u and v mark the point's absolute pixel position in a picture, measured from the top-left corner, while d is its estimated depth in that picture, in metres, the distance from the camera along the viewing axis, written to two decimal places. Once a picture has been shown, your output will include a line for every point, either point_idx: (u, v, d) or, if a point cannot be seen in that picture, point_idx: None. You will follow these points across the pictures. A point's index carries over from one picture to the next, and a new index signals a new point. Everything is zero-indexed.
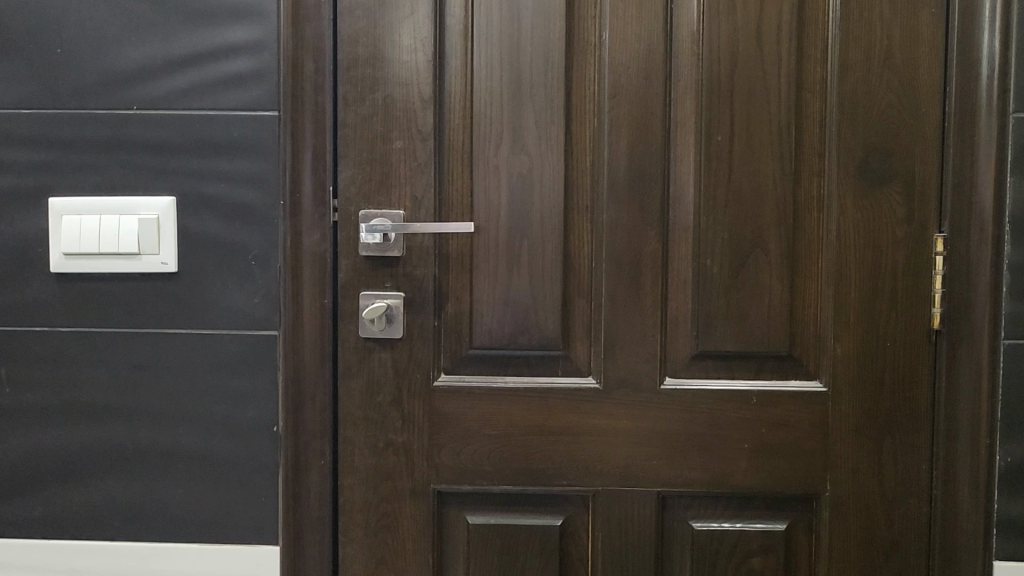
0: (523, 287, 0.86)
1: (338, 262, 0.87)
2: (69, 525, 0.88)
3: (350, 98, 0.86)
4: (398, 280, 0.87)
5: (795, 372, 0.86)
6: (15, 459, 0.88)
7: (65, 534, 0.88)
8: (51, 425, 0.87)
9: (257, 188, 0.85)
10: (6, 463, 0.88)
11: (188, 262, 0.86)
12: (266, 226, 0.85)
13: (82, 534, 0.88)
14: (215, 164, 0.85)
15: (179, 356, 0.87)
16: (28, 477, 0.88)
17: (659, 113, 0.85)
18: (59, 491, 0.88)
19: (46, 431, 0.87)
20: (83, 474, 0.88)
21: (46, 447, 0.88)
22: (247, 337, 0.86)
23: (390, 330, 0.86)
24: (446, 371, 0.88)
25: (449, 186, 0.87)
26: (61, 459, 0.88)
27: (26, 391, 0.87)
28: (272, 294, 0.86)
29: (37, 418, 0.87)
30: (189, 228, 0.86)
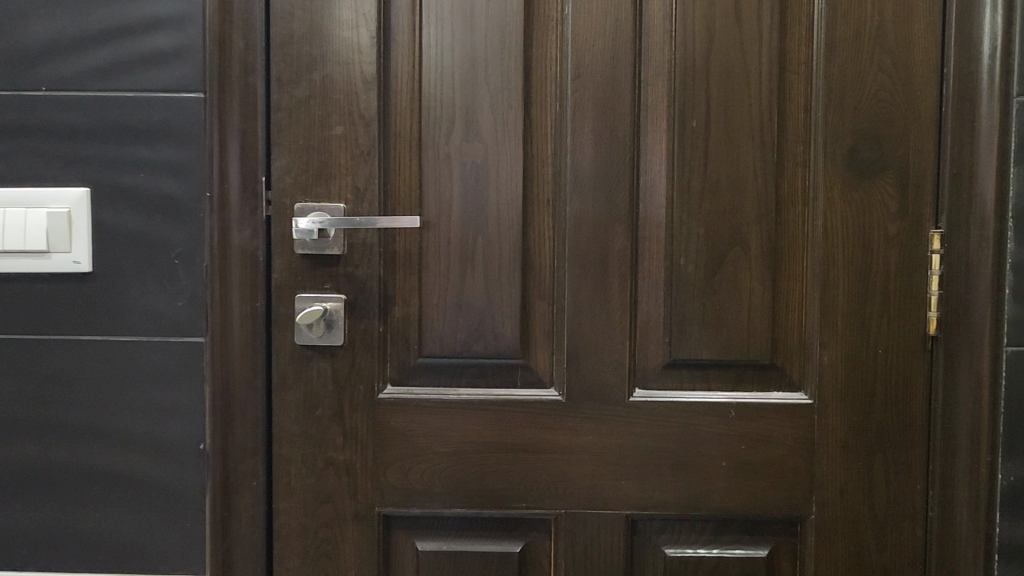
0: (478, 289, 0.78)
1: (272, 261, 0.79)
2: None
3: (285, 78, 0.78)
4: (339, 281, 0.78)
5: (776, 383, 0.78)
6: None
7: None
8: None
9: (180, 179, 0.76)
10: None
11: (104, 260, 0.77)
12: (191, 221, 0.76)
13: None
14: (135, 151, 0.76)
15: (95, 366, 0.78)
16: None
17: (628, 96, 0.76)
18: None
19: None
20: None
21: None
22: (171, 345, 0.77)
23: (330, 337, 0.78)
24: (393, 382, 0.79)
25: (396, 176, 0.78)
26: None
27: None
28: (198, 297, 0.77)
29: None
30: (104, 223, 0.77)
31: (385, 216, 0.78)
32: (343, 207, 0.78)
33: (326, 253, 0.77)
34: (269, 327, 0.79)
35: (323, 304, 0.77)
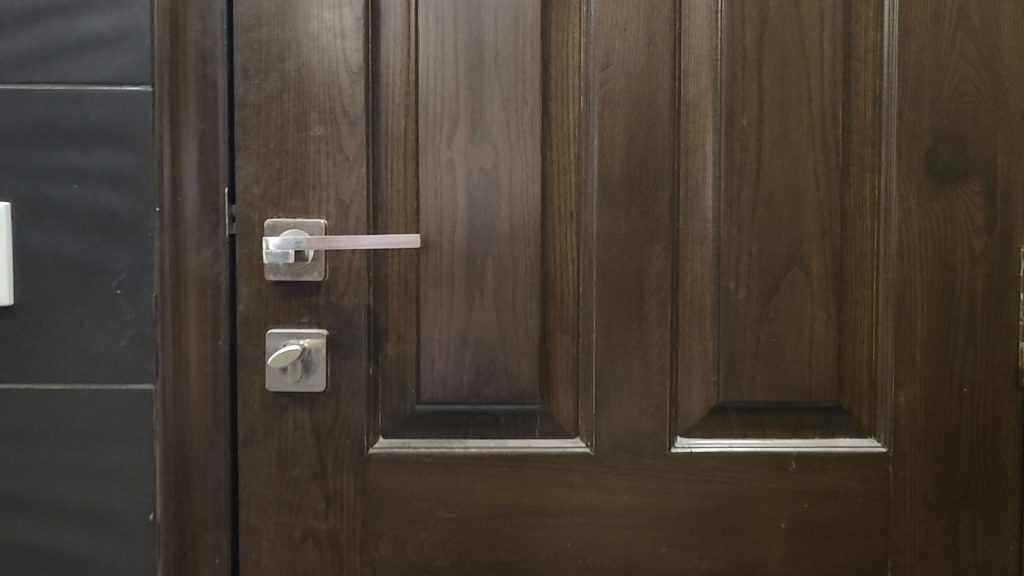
0: (488, 321, 0.65)
1: (237, 290, 0.65)
2: None
3: (251, 68, 0.64)
4: (319, 313, 0.64)
5: (843, 429, 0.66)
6: None
7: None
8: None
9: (123, 190, 0.62)
10: None
11: (28, 291, 0.63)
12: (136, 242, 0.62)
13: None
14: (66, 157, 0.62)
15: (17, 421, 0.63)
16: None
17: (666, 89, 0.64)
18: None
19: None
20: None
21: None
22: (112, 394, 0.63)
23: (310, 381, 0.64)
24: (386, 435, 0.66)
25: (387, 186, 0.65)
26: None
27: None
28: (146, 335, 0.62)
29: None
30: (28, 245, 0.62)
31: (374, 234, 0.65)
32: (324, 223, 0.64)
33: (304, 279, 0.64)
34: (233, 370, 0.65)
35: (299, 341, 0.64)
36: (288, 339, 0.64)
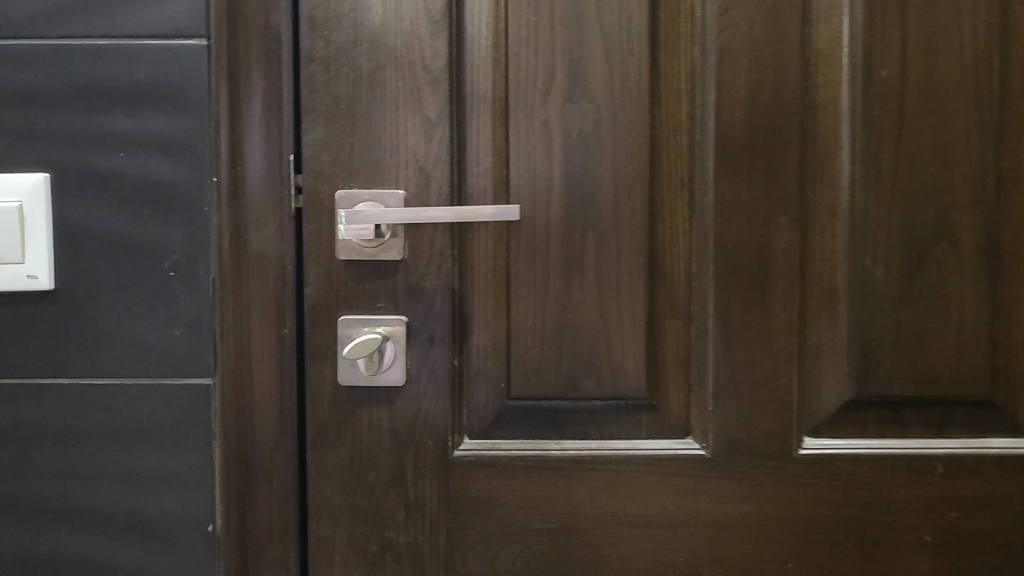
0: (589, 305, 0.57)
1: (303, 271, 0.58)
2: None
3: (319, 18, 0.56)
4: (397, 297, 0.57)
5: (995, 427, 0.58)
6: None
7: None
8: None
9: (176, 159, 0.55)
10: None
11: (71, 274, 0.56)
12: (191, 218, 0.55)
13: None
14: (111, 123, 0.55)
15: (60, 420, 0.57)
16: None
17: (794, 36, 0.56)
18: None
19: None
20: None
21: None
22: (164, 388, 0.56)
23: (388, 375, 0.56)
24: (472, 435, 0.58)
25: (472, 152, 0.57)
26: None
27: None
28: (202, 322, 0.55)
29: None
30: (71, 221, 0.56)
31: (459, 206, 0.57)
32: (402, 194, 0.56)
33: (381, 258, 0.56)
34: (301, 362, 0.58)
35: (376, 328, 0.57)
36: (362, 327, 0.57)
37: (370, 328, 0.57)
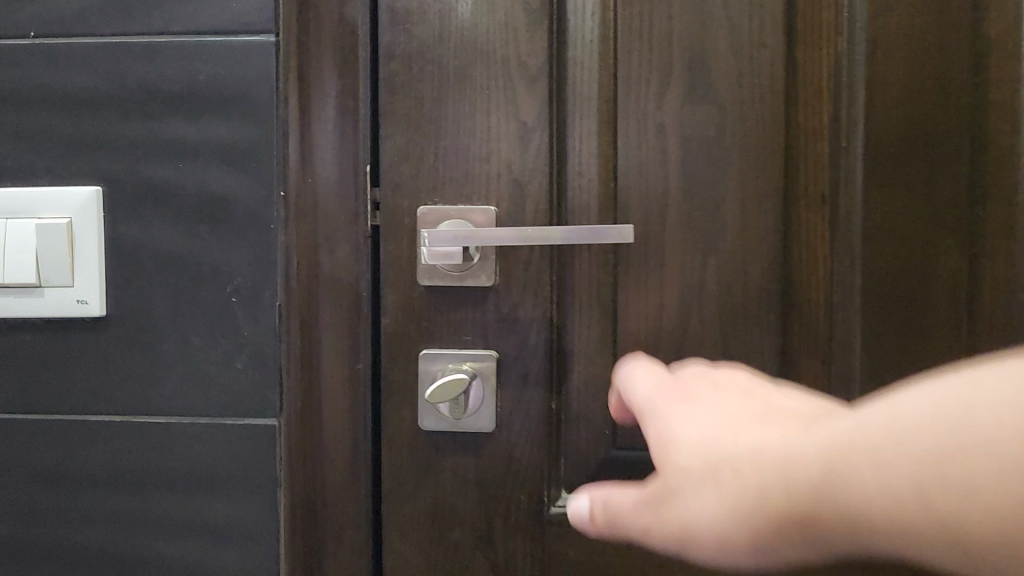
0: (709, 341, 0.49)
1: (380, 299, 0.50)
2: None
3: (401, 7, 0.49)
4: (486, 329, 0.49)
5: None
6: None
7: None
8: None
9: (241, 170, 0.49)
10: None
11: (124, 298, 0.50)
12: (256, 237, 0.49)
13: None
14: (169, 130, 0.49)
15: (112, 461, 0.51)
16: None
17: (963, 21, 0.46)
18: None
19: None
20: None
21: None
22: (224, 429, 0.50)
23: (477, 419, 0.49)
24: (571, 488, 0.51)
25: (575, 161, 0.49)
26: None
27: None
28: (267, 355, 0.49)
29: None
30: (125, 239, 0.50)
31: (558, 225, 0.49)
32: (494, 211, 0.49)
33: (470, 284, 0.49)
34: (377, 400, 0.51)
35: (463, 364, 0.49)
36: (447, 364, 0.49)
37: (455, 364, 0.49)
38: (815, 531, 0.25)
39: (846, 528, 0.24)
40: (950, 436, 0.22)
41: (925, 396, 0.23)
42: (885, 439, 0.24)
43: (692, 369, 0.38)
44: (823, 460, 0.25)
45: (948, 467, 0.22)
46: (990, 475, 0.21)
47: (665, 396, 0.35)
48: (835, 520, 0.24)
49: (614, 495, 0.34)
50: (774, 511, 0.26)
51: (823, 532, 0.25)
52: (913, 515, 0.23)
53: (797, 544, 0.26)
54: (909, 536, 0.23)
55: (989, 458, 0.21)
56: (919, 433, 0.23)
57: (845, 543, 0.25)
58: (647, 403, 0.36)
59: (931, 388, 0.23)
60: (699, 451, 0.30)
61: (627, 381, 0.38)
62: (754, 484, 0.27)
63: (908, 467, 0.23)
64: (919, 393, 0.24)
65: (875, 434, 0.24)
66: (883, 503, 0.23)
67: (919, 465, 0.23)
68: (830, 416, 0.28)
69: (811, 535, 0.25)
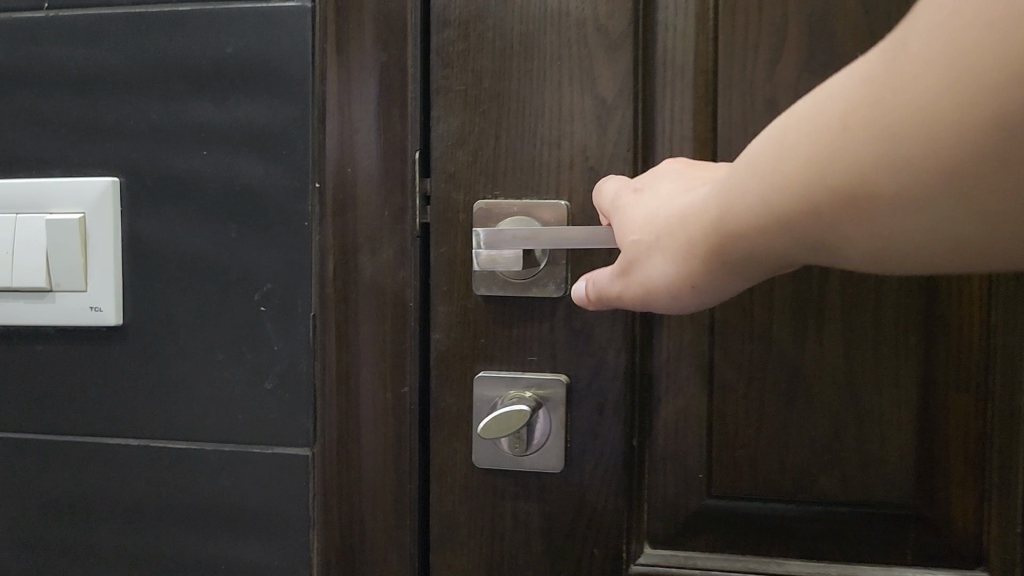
0: (826, 387, 0.39)
1: (430, 310, 0.43)
2: None
3: None
4: (555, 349, 0.41)
5: None
6: None
7: None
8: None
9: (271, 158, 0.42)
10: None
11: (142, 306, 0.44)
12: (287, 237, 0.42)
13: None
14: (192, 112, 0.43)
15: (129, 490, 0.45)
16: None
17: None
18: None
19: None
20: None
21: None
22: (250, 460, 0.43)
23: (542, 457, 0.41)
24: (656, 542, 0.42)
25: (664, 147, 0.41)
26: None
27: None
28: (299, 373, 0.42)
29: None
30: (143, 238, 0.44)
31: None
32: (565, 205, 0.41)
33: (535, 295, 0.41)
34: (426, 431, 0.44)
35: (526, 391, 0.41)
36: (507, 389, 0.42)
37: (516, 390, 0.41)
38: (722, 241, 0.27)
39: (752, 230, 0.26)
40: (825, 110, 0.22)
41: (825, 89, 0.23)
42: (773, 151, 0.24)
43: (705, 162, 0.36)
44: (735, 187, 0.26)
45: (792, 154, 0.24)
46: (856, 139, 0.21)
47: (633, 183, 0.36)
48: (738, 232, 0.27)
49: (600, 274, 0.35)
50: (696, 244, 0.29)
51: (734, 244, 0.27)
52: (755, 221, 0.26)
53: (721, 254, 0.28)
54: (798, 207, 0.24)
55: (851, 119, 0.22)
56: (799, 130, 0.23)
57: (746, 247, 0.27)
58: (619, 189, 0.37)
59: (820, 86, 0.23)
60: (649, 223, 0.32)
61: (607, 186, 0.38)
62: (687, 230, 0.29)
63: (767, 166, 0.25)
64: (807, 96, 0.24)
65: (768, 146, 0.25)
66: (768, 203, 0.25)
67: (790, 159, 0.24)
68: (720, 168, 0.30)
69: (721, 247, 0.28)
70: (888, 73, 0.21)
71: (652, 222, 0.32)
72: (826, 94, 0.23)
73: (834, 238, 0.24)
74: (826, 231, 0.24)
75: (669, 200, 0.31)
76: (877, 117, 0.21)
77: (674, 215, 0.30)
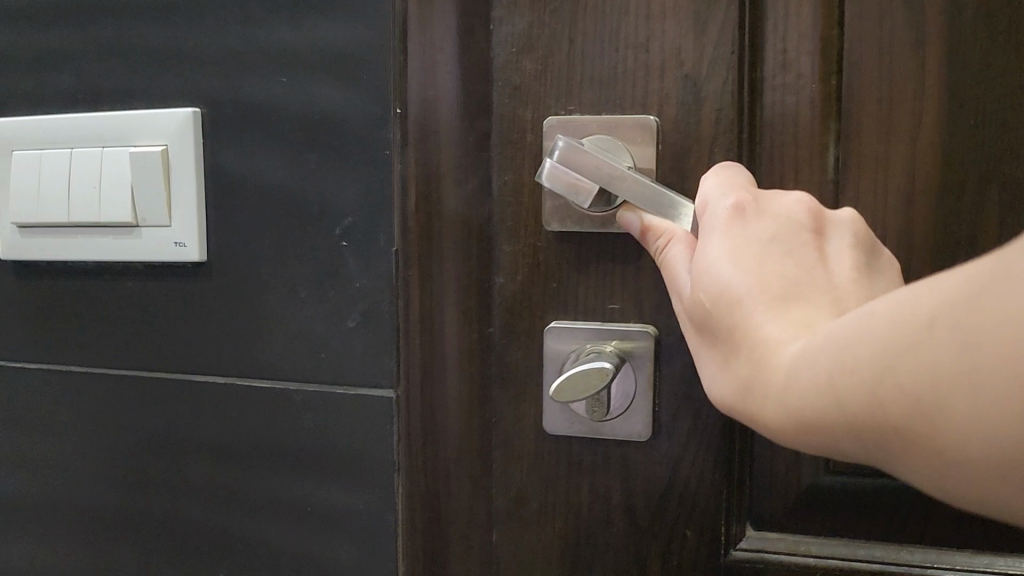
0: None
1: (514, 241, 0.41)
2: None
3: None
4: (640, 278, 0.40)
5: None
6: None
7: None
8: (45, 529, 0.50)
9: (349, 82, 0.39)
10: None
11: (224, 241, 0.43)
12: (369, 166, 0.39)
13: None
14: (268, 37, 0.41)
15: (215, 429, 0.44)
16: None
17: None
18: None
19: (40, 538, 0.50)
20: None
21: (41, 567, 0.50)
22: (333, 400, 0.42)
23: (626, 415, 0.40)
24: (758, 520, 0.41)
25: (776, 49, 0.38)
26: None
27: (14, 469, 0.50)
28: (382, 312, 0.40)
29: (27, 514, 0.50)
30: (223, 170, 0.42)
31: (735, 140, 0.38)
32: (654, 120, 0.39)
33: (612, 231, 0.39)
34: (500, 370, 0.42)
35: (608, 344, 0.40)
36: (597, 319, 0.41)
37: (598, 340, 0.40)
38: (768, 401, 0.24)
39: (803, 413, 0.22)
40: (913, 302, 0.20)
41: (926, 284, 0.20)
42: (852, 334, 0.21)
43: (824, 218, 0.30)
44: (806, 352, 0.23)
45: (878, 330, 0.21)
46: (940, 348, 0.19)
47: (729, 200, 0.30)
48: (783, 406, 0.23)
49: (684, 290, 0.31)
50: (748, 382, 0.25)
51: (784, 425, 0.23)
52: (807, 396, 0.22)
53: (763, 409, 0.24)
54: (858, 407, 0.21)
55: (938, 325, 0.19)
56: (893, 308, 0.20)
57: (787, 424, 0.23)
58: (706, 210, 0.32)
59: (924, 279, 0.20)
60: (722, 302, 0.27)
61: (709, 183, 0.33)
62: (747, 360, 0.25)
63: (846, 331, 0.22)
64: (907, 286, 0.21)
65: (846, 329, 0.22)
66: (827, 392, 0.22)
67: (863, 348, 0.21)
68: (806, 283, 0.26)
69: (765, 405, 0.24)
70: (990, 280, 0.18)
71: (720, 298, 0.27)
72: (923, 295, 0.20)
73: (892, 463, 0.21)
74: (877, 447, 0.21)
75: (750, 278, 0.26)
76: (966, 328, 0.18)
77: (744, 318, 0.26)
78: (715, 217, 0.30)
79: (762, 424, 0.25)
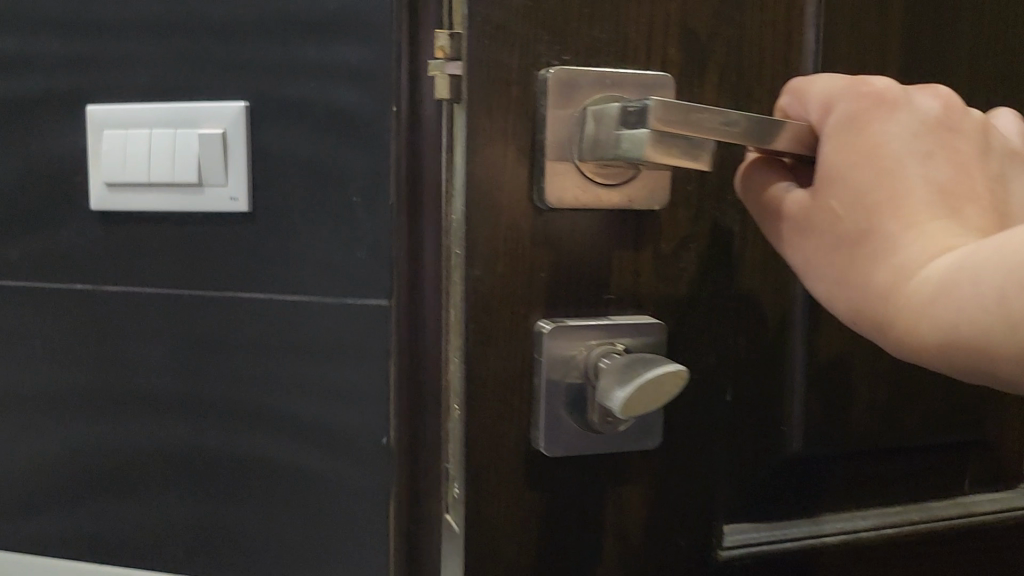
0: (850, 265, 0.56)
1: (529, 203, 0.47)
2: (136, 541, 0.68)
3: None
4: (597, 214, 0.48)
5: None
6: (77, 452, 0.68)
7: (131, 554, 0.68)
8: (113, 410, 0.67)
9: (361, 87, 0.57)
10: (68, 455, 0.69)
11: (265, 198, 0.60)
12: (374, 146, 0.57)
13: (148, 554, 0.68)
14: (303, 53, 0.58)
15: (255, 330, 0.62)
16: (91, 474, 0.68)
17: None
18: (123, 495, 0.68)
19: (110, 419, 0.67)
20: (149, 477, 0.67)
21: (110, 441, 0.67)
22: (345, 309, 0.59)
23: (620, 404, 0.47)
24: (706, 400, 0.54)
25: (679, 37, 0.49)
26: (127, 456, 0.67)
27: (88, 366, 0.67)
28: (382, 246, 0.58)
29: (99, 401, 0.67)
30: (265, 146, 0.60)
31: None
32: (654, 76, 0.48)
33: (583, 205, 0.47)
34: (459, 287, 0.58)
35: (615, 342, 0.48)
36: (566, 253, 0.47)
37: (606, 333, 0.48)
38: (915, 309, 0.36)
39: (956, 327, 0.34)
40: None
41: None
42: (989, 262, 0.33)
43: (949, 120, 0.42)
44: (950, 276, 0.34)
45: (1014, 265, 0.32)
46: None
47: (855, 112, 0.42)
48: (932, 318, 0.35)
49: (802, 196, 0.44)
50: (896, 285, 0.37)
51: (932, 332, 0.35)
52: (957, 317, 0.34)
53: (908, 311, 0.37)
54: (1001, 326, 0.32)
55: None
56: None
57: (925, 326, 0.35)
58: (832, 105, 0.43)
59: None
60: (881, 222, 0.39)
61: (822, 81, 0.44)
62: (898, 269, 0.38)
63: (981, 262, 0.33)
64: None
65: (985, 260, 0.33)
66: (981, 311, 0.33)
67: (1007, 278, 0.32)
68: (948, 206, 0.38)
69: (909, 312, 0.37)
70: None
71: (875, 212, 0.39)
72: None
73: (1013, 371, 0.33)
74: (1005, 354, 0.32)
75: (887, 194, 0.39)
76: None
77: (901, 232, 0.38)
78: (847, 115, 0.42)
79: (910, 325, 0.36)
